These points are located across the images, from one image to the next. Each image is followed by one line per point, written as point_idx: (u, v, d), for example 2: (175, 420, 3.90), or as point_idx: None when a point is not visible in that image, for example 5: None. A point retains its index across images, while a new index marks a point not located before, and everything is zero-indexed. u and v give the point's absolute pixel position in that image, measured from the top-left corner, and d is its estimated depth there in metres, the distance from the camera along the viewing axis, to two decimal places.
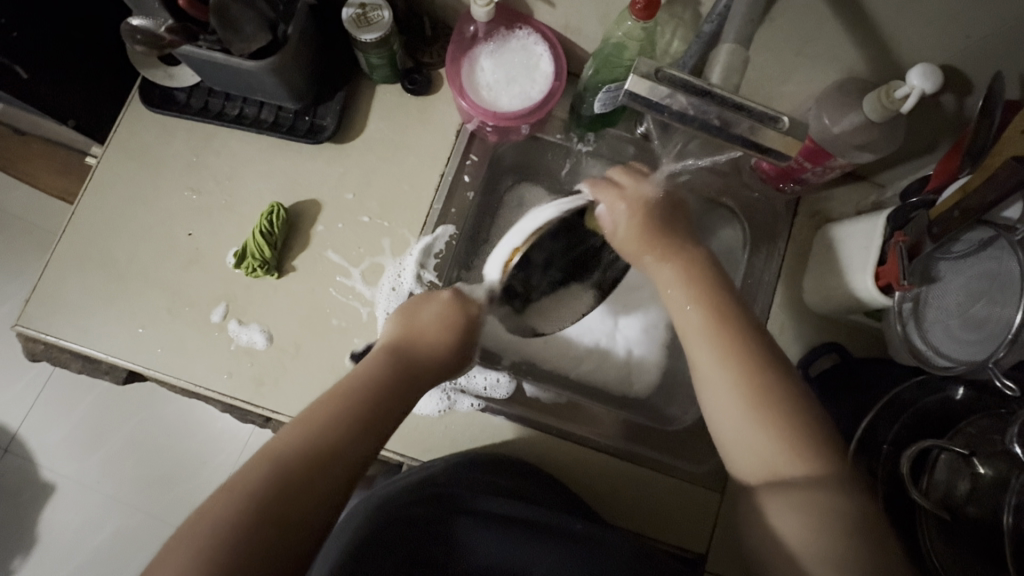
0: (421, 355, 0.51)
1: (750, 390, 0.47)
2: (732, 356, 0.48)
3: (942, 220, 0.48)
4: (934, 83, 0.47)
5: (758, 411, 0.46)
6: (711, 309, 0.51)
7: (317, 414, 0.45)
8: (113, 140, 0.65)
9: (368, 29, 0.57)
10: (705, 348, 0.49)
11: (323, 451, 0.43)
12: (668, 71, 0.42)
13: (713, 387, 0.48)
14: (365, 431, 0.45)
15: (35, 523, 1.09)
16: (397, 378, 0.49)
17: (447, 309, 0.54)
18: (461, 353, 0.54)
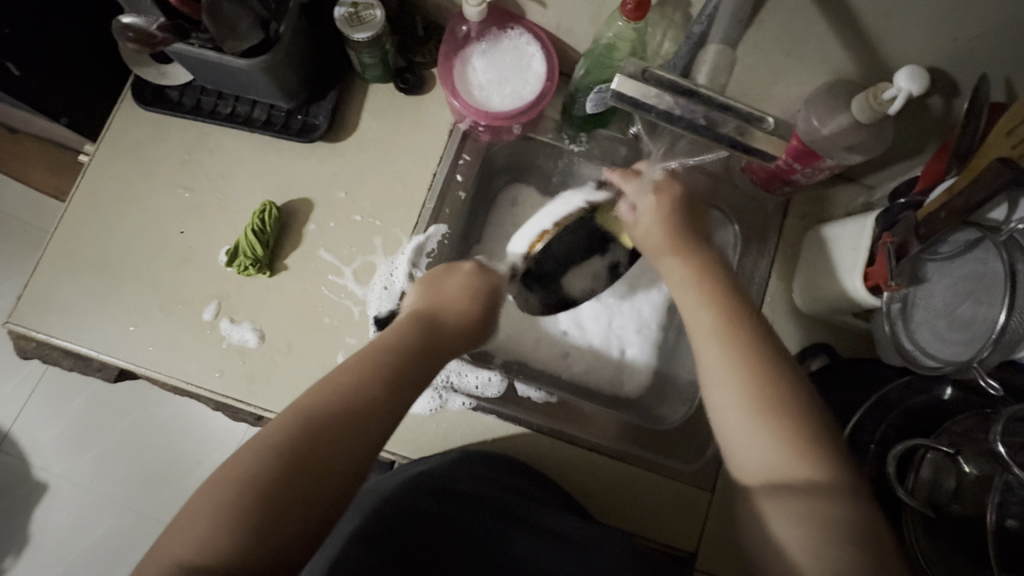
0: (448, 320, 0.51)
1: (755, 391, 0.46)
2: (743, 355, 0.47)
3: (930, 220, 0.47)
4: (920, 86, 0.47)
5: (760, 408, 0.45)
6: (712, 300, 0.51)
7: (355, 371, 0.44)
8: (105, 137, 0.65)
9: (361, 29, 0.57)
10: (709, 351, 0.49)
11: (359, 405, 0.42)
12: (656, 71, 0.43)
13: (717, 384, 0.48)
14: (404, 389, 0.45)
15: (27, 522, 1.08)
16: (429, 341, 0.49)
17: (474, 280, 0.55)
18: (484, 321, 0.54)
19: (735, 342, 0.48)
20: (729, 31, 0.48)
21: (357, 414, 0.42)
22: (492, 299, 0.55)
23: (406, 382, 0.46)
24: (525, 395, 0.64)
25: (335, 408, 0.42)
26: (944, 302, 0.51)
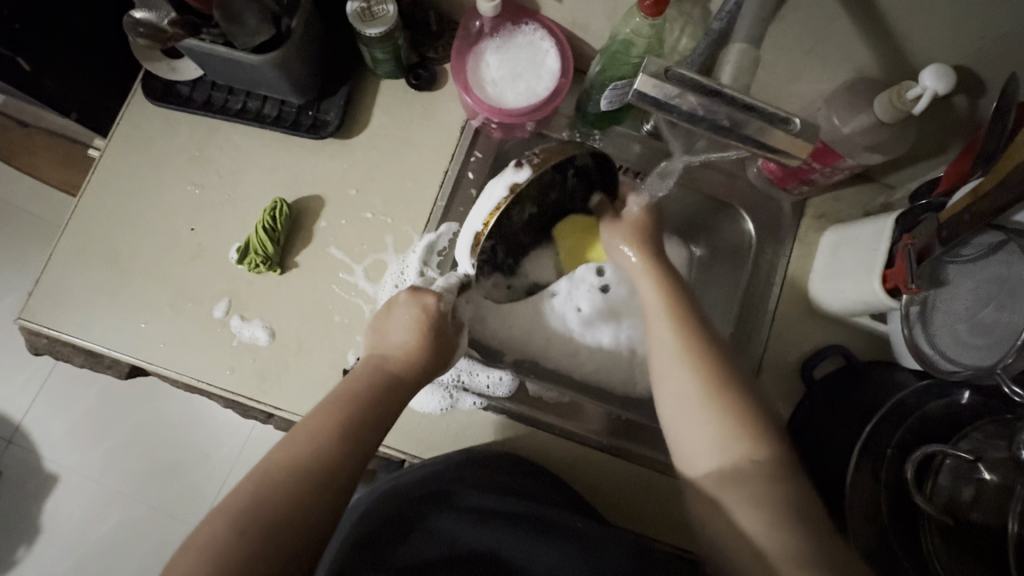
0: (398, 363, 0.50)
1: (707, 384, 0.49)
2: (692, 356, 0.50)
3: (953, 223, 0.46)
4: (948, 84, 0.46)
5: (706, 401, 0.48)
6: (683, 333, 0.52)
7: (292, 446, 0.43)
8: (116, 133, 0.65)
9: (372, 23, 0.56)
10: (665, 349, 0.52)
11: (313, 461, 0.42)
12: (678, 69, 0.41)
13: (669, 380, 0.51)
14: (347, 450, 0.44)
15: (38, 513, 1.09)
16: (371, 395, 0.47)
17: (419, 317, 0.52)
18: (439, 353, 0.52)
19: (680, 348, 0.51)
20: (751, 29, 0.48)
21: (300, 492, 0.41)
22: (442, 332, 0.53)
23: (346, 443, 0.44)
24: (534, 393, 0.63)
25: (274, 487, 0.40)
26: (965, 306, 0.50)
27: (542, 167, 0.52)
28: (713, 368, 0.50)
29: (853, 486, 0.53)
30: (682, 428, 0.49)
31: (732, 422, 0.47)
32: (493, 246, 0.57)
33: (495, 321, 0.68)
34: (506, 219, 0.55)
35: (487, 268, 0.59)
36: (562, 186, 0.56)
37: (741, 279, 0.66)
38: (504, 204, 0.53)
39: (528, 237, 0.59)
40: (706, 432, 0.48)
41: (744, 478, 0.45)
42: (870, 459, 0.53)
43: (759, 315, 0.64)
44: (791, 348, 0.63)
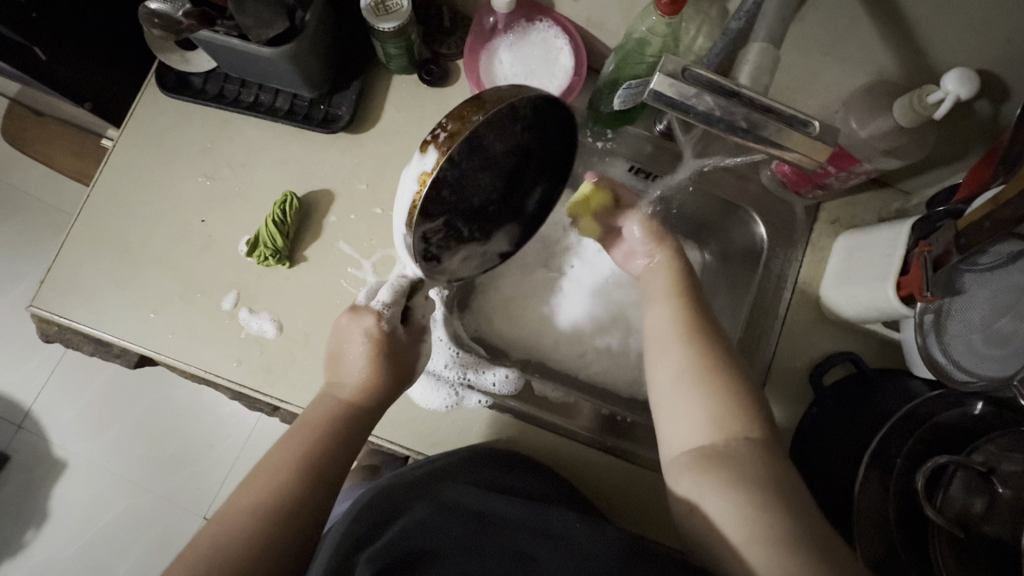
0: (353, 396, 0.51)
1: (698, 366, 0.48)
2: (687, 342, 0.50)
3: (972, 230, 0.45)
4: (970, 88, 0.44)
5: (697, 383, 0.48)
6: (689, 338, 0.50)
7: (254, 490, 0.44)
8: (129, 124, 0.65)
9: (387, 18, 0.56)
10: (661, 331, 0.52)
11: (284, 504, 0.43)
12: (696, 70, 0.40)
13: (665, 361, 0.50)
14: (310, 486, 0.45)
15: (46, 498, 1.11)
16: (329, 428, 0.49)
17: (368, 339, 0.51)
18: (394, 377, 0.52)
19: (674, 334, 0.51)
20: (773, 29, 0.46)
21: (263, 536, 0.41)
22: (395, 349, 0.53)
23: (305, 479, 0.45)
24: (540, 391, 0.63)
25: (242, 532, 0.41)
26: (980, 314, 0.51)
27: (448, 147, 0.42)
28: (707, 350, 0.49)
29: (862, 493, 0.52)
30: (665, 412, 0.49)
31: (723, 414, 0.46)
32: (445, 225, 0.48)
33: (502, 323, 0.70)
34: (464, 184, 0.46)
35: (437, 246, 0.48)
36: (497, 128, 0.44)
37: (752, 283, 0.65)
38: (419, 198, 0.44)
39: (485, 202, 0.49)
40: (689, 414, 0.47)
41: (722, 457, 0.44)
42: (879, 467, 0.52)
43: (770, 321, 0.63)
44: (802, 353, 0.62)
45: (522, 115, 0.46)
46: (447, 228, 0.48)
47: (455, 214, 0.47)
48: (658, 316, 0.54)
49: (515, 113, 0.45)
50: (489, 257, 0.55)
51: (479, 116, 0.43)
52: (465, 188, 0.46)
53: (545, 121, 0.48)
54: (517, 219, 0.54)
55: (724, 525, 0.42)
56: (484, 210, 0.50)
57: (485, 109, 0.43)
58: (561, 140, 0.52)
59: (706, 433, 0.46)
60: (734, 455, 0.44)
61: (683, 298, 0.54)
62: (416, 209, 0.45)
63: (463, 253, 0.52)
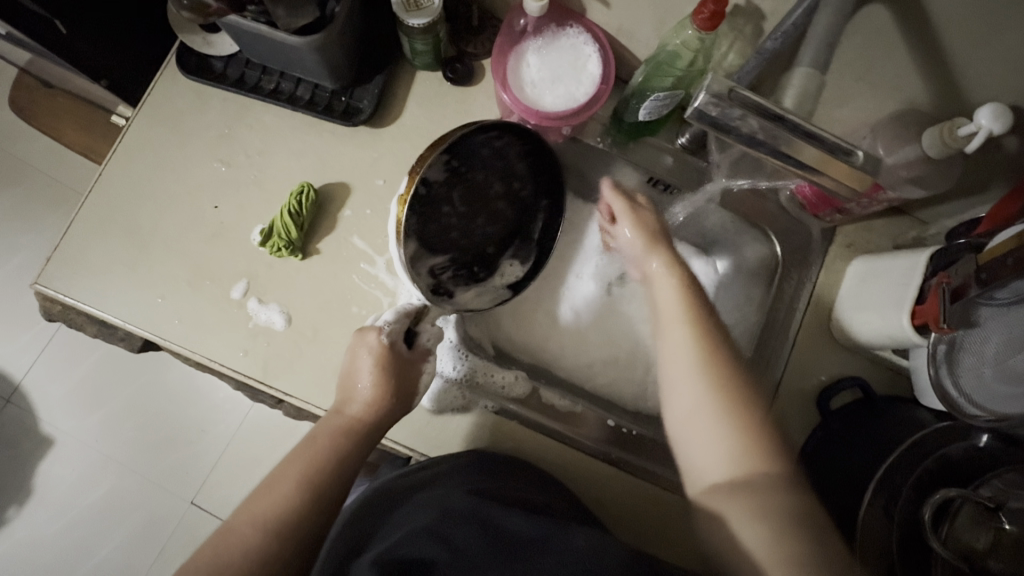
0: (357, 411, 0.51)
1: (719, 397, 0.48)
2: (709, 371, 0.49)
3: (993, 266, 0.45)
4: (1004, 125, 0.44)
5: (719, 414, 0.47)
6: (704, 352, 0.50)
7: (259, 503, 0.45)
8: (146, 104, 0.64)
9: (417, 14, 0.55)
10: (679, 354, 0.51)
11: (290, 519, 0.44)
12: (742, 91, 0.39)
13: (682, 391, 0.49)
14: (315, 503, 0.46)
15: (31, 474, 1.09)
16: (336, 443, 0.50)
17: (373, 355, 0.52)
18: (400, 396, 0.53)
19: (693, 359, 0.50)
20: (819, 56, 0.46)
21: (264, 547, 0.43)
22: (401, 365, 0.53)
23: (303, 491, 0.46)
24: (545, 399, 0.63)
25: (245, 544, 0.42)
26: (994, 348, 0.50)
27: (420, 168, 0.51)
28: (724, 380, 0.48)
29: (864, 520, 0.52)
30: (692, 444, 0.48)
31: (750, 444, 0.46)
32: (450, 263, 0.60)
33: (512, 328, 0.69)
34: (471, 231, 0.60)
35: (447, 281, 0.60)
36: (480, 165, 0.57)
37: (763, 302, 0.65)
38: (402, 215, 0.52)
39: (494, 247, 0.62)
40: (714, 448, 0.47)
41: (758, 488, 0.44)
42: (884, 495, 0.52)
43: (780, 341, 0.63)
44: (809, 375, 0.62)
45: (509, 153, 0.58)
46: (453, 266, 0.60)
47: (458, 254, 0.60)
48: (677, 353, 0.51)
49: (503, 152, 0.57)
50: (499, 291, 0.63)
51: (448, 139, 0.51)
52: (470, 230, 0.60)
53: (525, 155, 0.59)
54: (523, 249, 0.63)
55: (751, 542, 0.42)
56: (489, 254, 0.62)
57: (449, 138, 0.51)
58: (551, 173, 0.60)
59: (728, 469, 0.46)
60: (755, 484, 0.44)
61: (704, 335, 0.51)
62: (400, 218, 0.53)
63: (475, 289, 0.62)
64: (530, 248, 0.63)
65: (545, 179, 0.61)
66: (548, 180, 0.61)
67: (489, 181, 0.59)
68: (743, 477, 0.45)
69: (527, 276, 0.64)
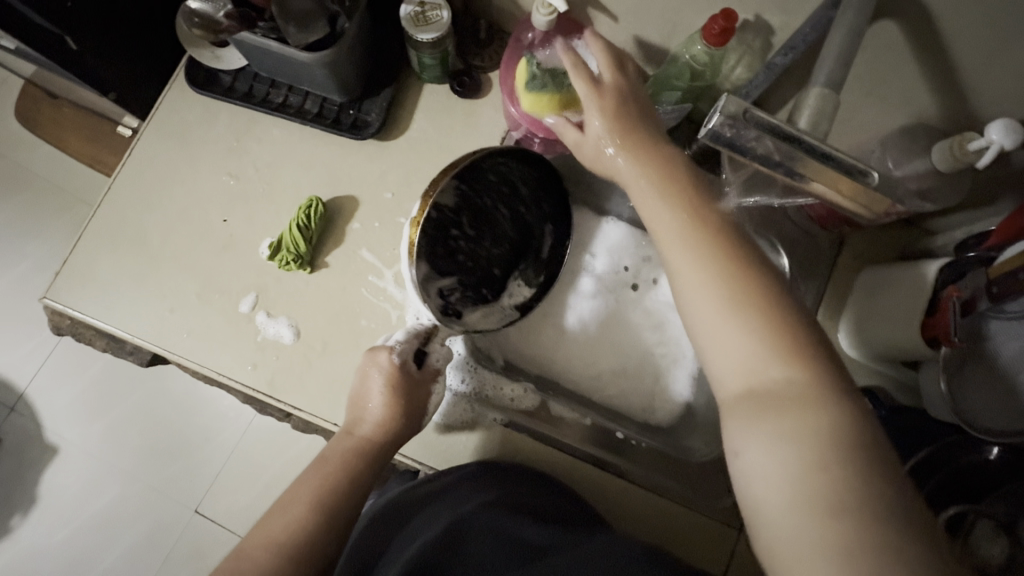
0: (368, 432, 0.52)
1: (728, 288, 0.41)
2: (716, 261, 0.42)
3: (1003, 280, 0.46)
4: (1014, 140, 0.44)
5: (729, 310, 0.41)
6: (706, 241, 0.43)
7: (272, 525, 0.46)
8: (154, 117, 0.64)
9: (426, 29, 0.56)
10: (676, 249, 0.44)
11: (302, 542, 0.45)
12: (759, 112, 0.38)
13: (685, 285, 0.43)
14: (324, 524, 0.46)
15: (35, 483, 1.09)
16: (348, 464, 0.50)
17: (383, 375, 0.52)
18: (411, 416, 0.53)
19: (696, 249, 0.43)
20: (834, 73, 0.42)
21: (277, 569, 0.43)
22: (412, 386, 0.53)
23: (316, 513, 0.46)
24: (554, 411, 0.63)
25: (258, 567, 0.43)
26: (1007, 362, 0.49)
27: (433, 193, 0.51)
28: (727, 268, 0.42)
29: None
30: (711, 355, 0.41)
31: (771, 348, 0.39)
32: (458, 284, 0.60)
33: (519, 340, 0.68)
34: (478, 254, 0.62)
35: (455, 302, 0.60)
36: (488, 192, 0.58)
37: None
38: (415, 236, 0.52)
39: (500, 269, 0.64)
40: (736, 356, 0.40)
41: (781, 398, 0.37)
42: None
43: None
44: None
45: (517, 176, 0.59)
46: (460, 287, 0.61)
47: (465, 276, 0.61)
48: (685, 275, 0.43)
49: (513, 176, 0.59)
50: (507, 310, 0.64)
51: (460, 163, 0.51)
52: (478, 254, 0.61)
53: (533, 178, 0.60)
54: (531, 266, 0.65)
55: (779, 470, 0.35)
56: (495, 275, 0.64)
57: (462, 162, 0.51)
58: (556, 194, 0.63)
59: (745, 376, 0.39)
60: (787, 399, 0.37)
61: (716, 249, 0.43)
62: (413, 236, 0.52)
63: (482, 310, 0.62)
64: (536, 266, 0.65)
65: (554, 200, 0.63)
66: (556, 200, 0.63)
67: (496, 203, 0.60)
68: (768, 386, 0.38)
69: (535, 295, 0.66)
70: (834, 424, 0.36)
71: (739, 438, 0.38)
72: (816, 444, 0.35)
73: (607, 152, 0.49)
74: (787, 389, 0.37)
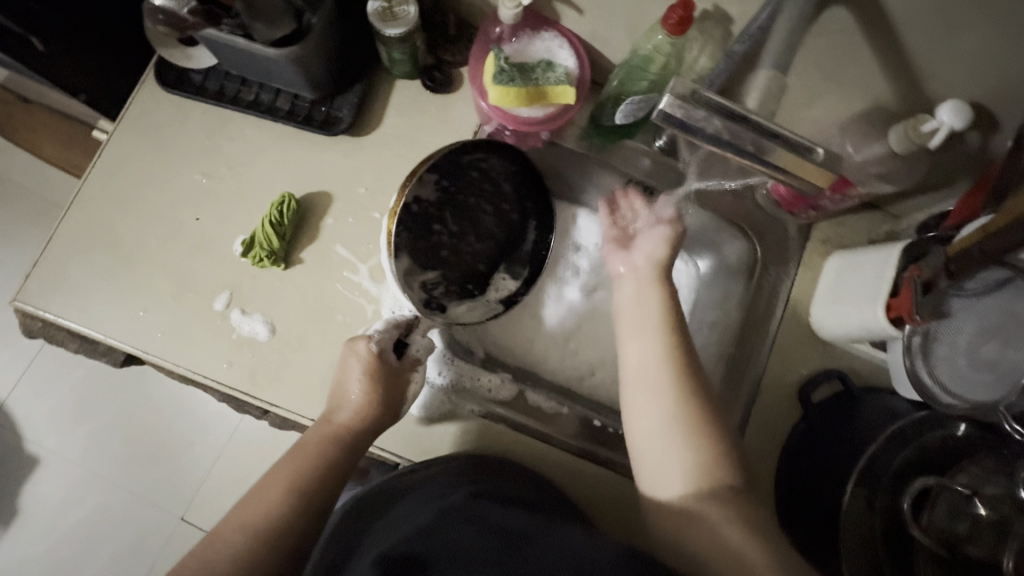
0: (346, 418, 0.52)
1: (671, 372, 0.53)
2: (671, 363, 0.53)
3: (960, 257, 0.47)
4: (964, 120, 0.46)
5: (686, 442, 0.50)
6: (677, 376, 0.53)
7: (248, 511, 0.47)
8: (125, 117, 0.64)
9: (393, 24, 0.56)
10: (647, 363, 0.54)
11: (276, 527, 0.46)
12: (706, 93, 0.40)
13: (638, 348, 0.55)
14: (300, 509, 0.48)
15: (15, 494, 1.08)
16: (325, 450, 0.51)
17: (362, 364, 0.53)
18: (388, 406, 0.53)
19: (658, 341, 0.54)
20: None
21: (249, 553, 0.45)
22: (390, 374, 0.54)
23: (292, 498, 0.48)
24: (530, 401, 0.63)
25: (233, 551, 0.45)
26: (966, 338, 0.51)
27: (408, 183, 0.55)
28: (675, 355, 0.54)
29: (848, 512, 0.53)
30: (660, 453, 0.51)
31: (702, 430, 0.50)
32: (441, 278, 0.62)
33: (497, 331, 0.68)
34: (460, 249, 0.62)
35: (438, 296, 0.61)
36: (468, 188, 0.61)
37: (744, 300, 0.66)
38: (391, 226, 0.56)
39: (485, 263, 0.64)
40: (679, 464, 0.50)
41: (719, 498, 0.49)
42: (865, 487, 0.53)
43: (761, 336, 0.64)
44: (790, 369, 0.63)
45: (496, 171, 0.62)
46: (444, 281, 0.62)
47: (448, 271, 0.62)
48: (651, 360, 0.54)
49: (493, 172, 0.62)
50: (492, 304, 0.63)
51: (434, 156, 0.56)
52: (459, 248, 0.62)
53: (512, 173, 0.62)
54: (518, 260, 0.64)
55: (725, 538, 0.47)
56: (480, 271, 0.64)
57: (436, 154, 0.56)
58: (535, 185, 0.63)
59: (691, 479, 0.49)
60: (725, 497, 0.49)
61: (676, 348, 0.54)
62: (389, 226, 0.56)
63: (467, 304, 0.63)
64: (523, 259, 0.65)
65: (534, 192, 0.63)
66: (536, 192, 0.63)
67: (477, 200, 0.62)
68: (709, 482, 0.49)
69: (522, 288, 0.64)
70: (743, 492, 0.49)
71: (682, 514, 0.49)
72: (729, 498, 0.49)
73: (620, 270, 0.61)
74: (719, 482, 0.49)
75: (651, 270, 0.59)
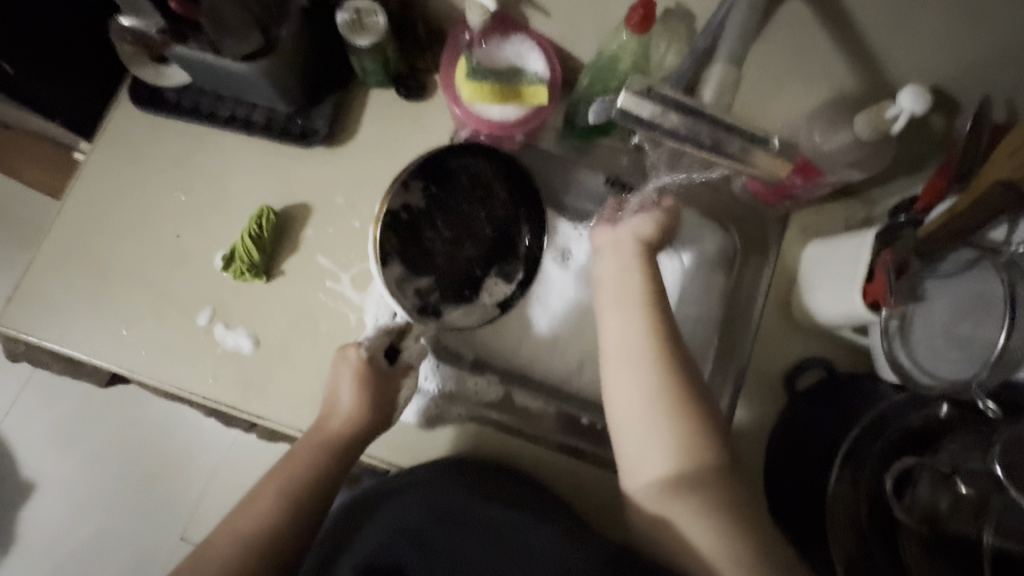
0: (336, 426, 0.53)
1: (655, 351, 0.53)
2: (654, 340, 0.54)
3: (933, 237, 0.49)
4: (923, 104, 0.47)
5: (664, 423, 0.51)
6: (660, 351, 0.53)
7: (237, 522, 0.48)
8: (101, 138, 0.64)
9: (363, 34, 0.57)
10: (629, 340, 0.54)
11: (266, 535, 0.47)
12: (660, 89, 0.41)
13: (618, 323, 0.56)
14: (288, 519, 0.48)
15: (12, 521, 1.07)
16: (313, 460, 0.51)
17: (352, 369, 0.54)
18: (379, 413, 0.54)
19: (640, 317, 0.55)
20: None
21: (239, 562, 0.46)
22: (380, 381, 0.54)
23: (280, 508, 0.48)
24: (520, 402, 0.63)
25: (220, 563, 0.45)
26: (942, 320, 0.52)
27: (391, 190, 0.58)
28: (658, 332, 0.54)
29: (833, 499, 0.54)
30: (640, 440, 0.51)
31: (682, 410, 0.51)
32: (436, 285, 0.61)
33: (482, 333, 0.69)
34: (454, 253, 0.62)
35: (434, 301, 0.60)
36: (459, 193, 0.61)
37: (726, 290, 0.67)
38: (378, 234, 0.58)
39: (479, 267, 0.62)
40: (655, 449, 0.51)
41: (697, 482, 0.49)
42: (851, 469, 0.54)
43: (743, 326, 0.65)
44: (775, 357, 0.64)
45: (484, 176, 0.62)
46: (439, 288, 0.61)
47: (443, 277, 0.61)
48: (634, 337, 0.54)
49: (481, 178, 0.62)
50: (488, 309, 0.62)
51: (419, 160, 0.59)
52: (453, 253, 0.62)
53: (497, 178, 0.62)
54: (515, 263, 0.63)
55: (697, 536, 0.47)
56: (476, 276, 0.62)
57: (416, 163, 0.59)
58: (521, 186, 0.63)
59: (670, 464, 0.50)
60: (703, 483, 0.49)
61: (658, 325, 0.55)
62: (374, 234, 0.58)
63: (462, 309, 0.62)
64: (520, 261, 0.63)
65: (522, 195, 0.63)
66: (524, 195, 0.63)
67: (466, 204, 0.62)
68: (688, 468, 0.50)
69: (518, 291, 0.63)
70: (723, 479, 0.50)
71: (659, 513, 0.49)
72: (704, 484, 0.49)
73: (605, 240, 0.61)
74: (700, 463, 0.50)
75: (633, 244, 0.59)
